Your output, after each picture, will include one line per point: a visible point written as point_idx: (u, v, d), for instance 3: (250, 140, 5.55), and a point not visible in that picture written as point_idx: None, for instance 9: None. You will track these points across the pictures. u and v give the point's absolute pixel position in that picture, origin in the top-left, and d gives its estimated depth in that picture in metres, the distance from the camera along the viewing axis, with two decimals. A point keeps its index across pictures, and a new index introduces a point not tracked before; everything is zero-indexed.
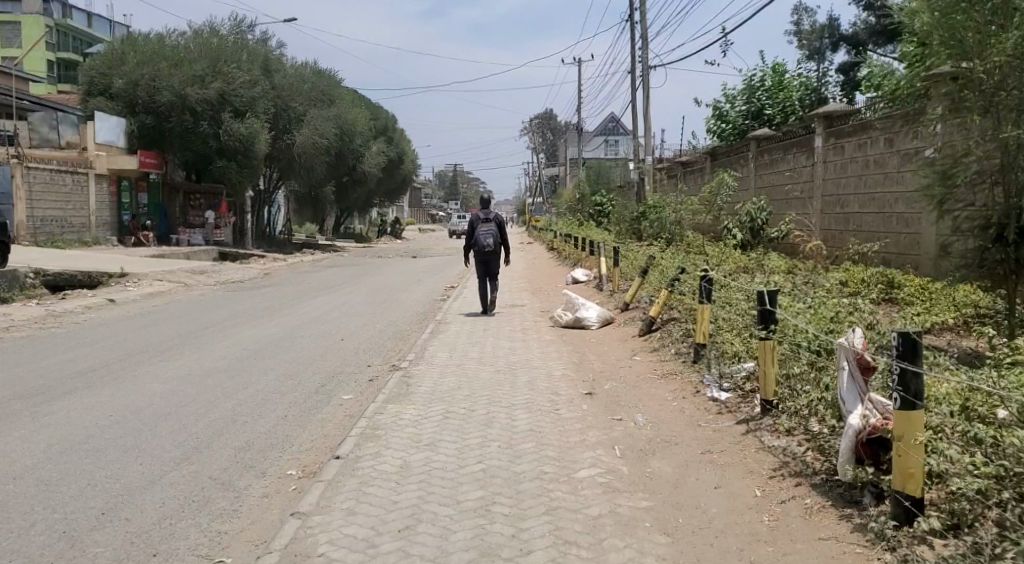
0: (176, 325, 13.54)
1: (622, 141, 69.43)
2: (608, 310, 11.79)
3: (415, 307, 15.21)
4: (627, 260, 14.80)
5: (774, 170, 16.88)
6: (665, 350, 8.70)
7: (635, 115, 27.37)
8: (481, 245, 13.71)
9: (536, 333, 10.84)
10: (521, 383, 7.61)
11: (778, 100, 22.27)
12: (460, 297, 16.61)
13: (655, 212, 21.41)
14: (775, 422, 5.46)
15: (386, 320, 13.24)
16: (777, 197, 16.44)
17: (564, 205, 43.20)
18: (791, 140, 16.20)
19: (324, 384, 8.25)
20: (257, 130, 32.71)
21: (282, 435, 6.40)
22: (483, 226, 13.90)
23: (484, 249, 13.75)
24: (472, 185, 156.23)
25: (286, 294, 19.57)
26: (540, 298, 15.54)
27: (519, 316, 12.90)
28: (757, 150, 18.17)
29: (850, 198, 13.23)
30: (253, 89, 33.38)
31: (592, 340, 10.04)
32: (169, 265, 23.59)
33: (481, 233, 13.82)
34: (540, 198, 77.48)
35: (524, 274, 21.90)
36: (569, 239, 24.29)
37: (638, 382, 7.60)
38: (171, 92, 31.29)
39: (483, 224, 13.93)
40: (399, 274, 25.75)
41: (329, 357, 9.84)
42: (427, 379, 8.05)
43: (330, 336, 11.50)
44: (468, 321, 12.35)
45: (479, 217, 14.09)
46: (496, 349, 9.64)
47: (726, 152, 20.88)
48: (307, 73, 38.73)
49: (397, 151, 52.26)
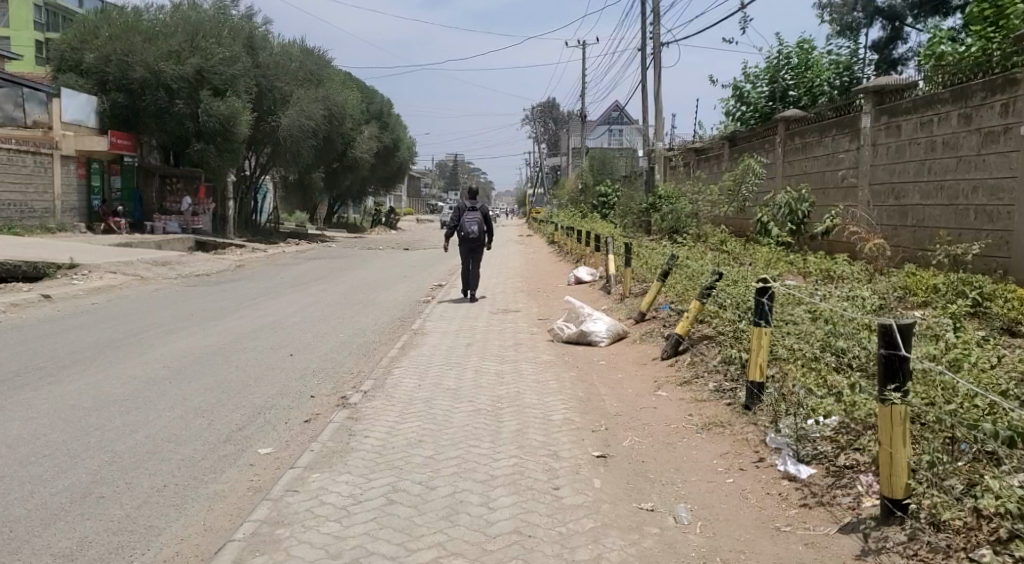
0: (104, 328, 11.38)
1: (626, 130, 67.06)
2: (619, 321, 9.66)
3: (393, 310, 13.03)
4: (641, 257, 12.63)
5: (809, 156, 14.72)
6: (701, 384, 6.54)
7: (645, 97, 25.17)
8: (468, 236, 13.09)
9: (532, 351, 8.67)
10: (504, 435, 5.46)
11: (804, 80, 20.09)
12: (447, 298, 14.44)
13: (669, 203, 19.24)
14: (919, 550, 3.36)
15: (355, 328, 11.05)
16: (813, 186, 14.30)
17: (566, 197, 40.96)
18: (830, 121, 14.04)
19: (240, 428, 6.09)
20: (239, 110, 30.48)
21: (143, 525, 4.28)
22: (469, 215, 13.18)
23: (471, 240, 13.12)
24: (473, 174, 153.85)
25: (254, 289, 17.37)
26: (537, 301, 13.38)
27: (513, 324, 10.73)
28: (786, 133, 16.00)
29: (908, 187, 11.06)
30: (233, 67, 31.12)
31: (603, 364, 7.88)
32: (131, 253, 21.51)
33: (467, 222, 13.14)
34: (541, 188, 75.22)
35: (523, 271, 19.80)
36: (572, 231, 22.18)
37: (669, 434, 5.45)
38: (145, 68, 29.06)
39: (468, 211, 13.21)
40: (386, 268, 23.62)
41: (265, 382, 7.68)
42: (381, 422, 5.90)
43: (278, 351, 9.32)
44: (449, 331, 10.22)
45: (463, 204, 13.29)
46: (479, 375, 7.49)
47: (749, 135, 18.70)
48: (295, 52, 36.45)
49: (393, 137, 50.01)
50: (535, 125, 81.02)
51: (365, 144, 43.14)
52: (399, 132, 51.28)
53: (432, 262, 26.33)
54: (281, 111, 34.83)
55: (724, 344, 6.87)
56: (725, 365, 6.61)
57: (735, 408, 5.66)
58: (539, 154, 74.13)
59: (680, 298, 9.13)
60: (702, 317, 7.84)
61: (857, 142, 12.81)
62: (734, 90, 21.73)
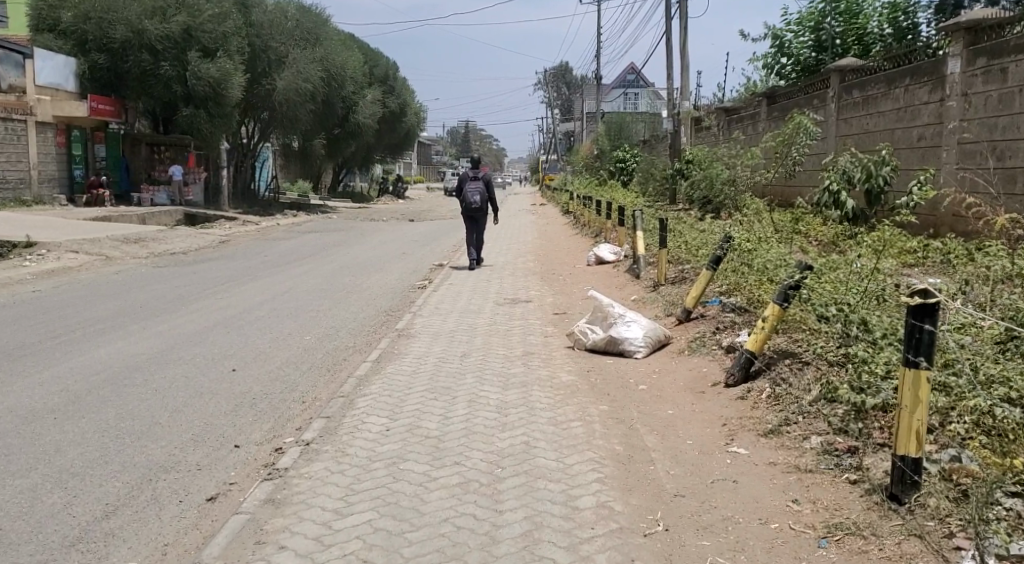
0: (28, 324, 9.32)
1: (642, 93, 64.34)
2: (659, 322, 7.58)
3: (380, 300, 10.95)
4: (679, 236, 10.45)
5: (876, 111, 12.46)
6: (797, 436, 4.46)
7: (670, 52, 22.73)
8: (470, 206, 13.20)
9: (547, 368, 6.54)
10: (502, 551, 3.38)
11: (852, 29, 17.72)
12: (446, 282, 12.34)
13: (702, 169, 17.01)
14: None
15: (329, 327, 8.94)
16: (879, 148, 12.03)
17: (581, 163, 38.67)
18: (903, 68, 11.74)
19: (106, 518, 4.03)
20: (230, 72, 28.10)
21: None
22: (472, 185, 13.32)
23: (472, 208, 13.26)
24: (484, 141, 151.00)
25: (231, 270, 15.27)
26: (552, 289, 11.26)
27: (524, 323, 8.60)
28: (843, 87, 13.67)
29: (1017, 147, 8.83)
30: (224, 25, 28.66)
31: (643, 391, 5.77)
32: (104, 229, 19.44)
33: (470, 191, 13.26)
34: (555, 153, 72.73)
35: (535, 247, 17.69)
36: (588, 202, 20.00)
37: (771, 544, 3.39)
38: (127, 27, 26.62)
39: (472, 182, 13.34)
40: (384, 244, 21.51)
41: (185, 420, 5.62)
42: (316, 512, 3.86)
43: (221, 364, 7.20)
44: (442, 334, 8.15)
45: (468, 173, 13.39)
46: (473, 411, 5.38)
47: (793, 91, 16.39)
48: (291, 9, 34.00)
49: (398, 101, 47.59)
50: (546, 89, 78.19)
51: (368, 109, 40.84)
52: (406, 97, 48.75)
53: (435, 236, 24.22)
54: (277, 74, 32.57)
55: (827, 372, 4.84)
56: (831, 407, 4.54)
57: (872, 496, 3.62)
58: (551, 119, 71.49)
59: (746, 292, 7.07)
60: (782, 326, 5.73)
61: (942, 93, 10.55)
62: (773, 41, 19.37)
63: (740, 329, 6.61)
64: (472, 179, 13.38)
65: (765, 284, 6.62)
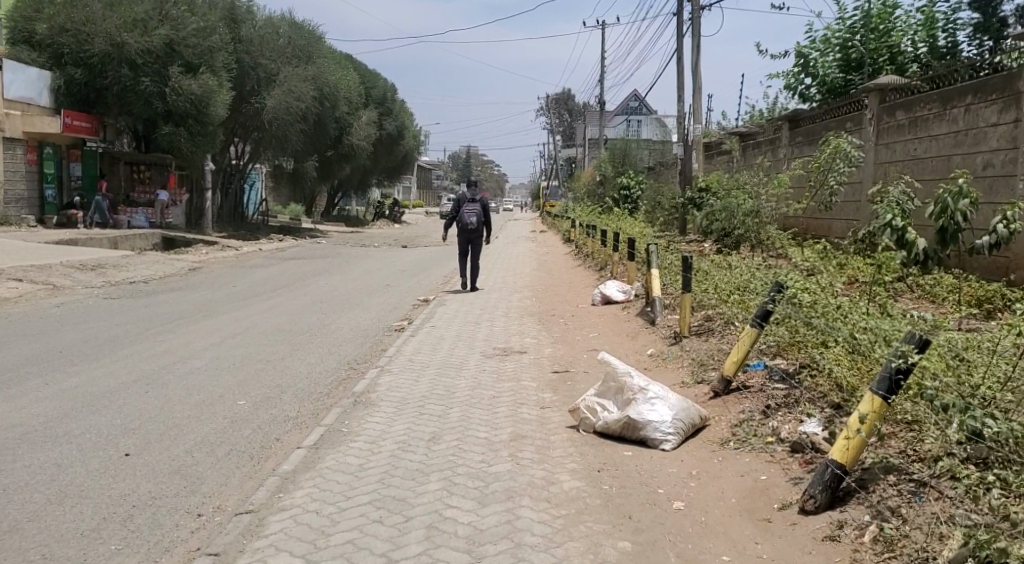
0: None
1: (644, 120, 62.93)
2: (695, 399, 5.90)
3: (345, 347, 9.18)
4: (705, 278, 8.74)
5: (926, 134, 10.87)
6: None
7: (682, 73, 21.17)
8: (467, 229, 11.62)
9: (541, 464, 4.80)
10: None
11: (884, 47, 16.15)
12: (429, 323, 10.60)
13: (720, 198, 15.35)
14: None
15: (276, 387, 7.17)
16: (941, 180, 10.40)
17: (583, 190, 37.01)
18: (963, 85, 10.15)
19: None
20: (214, 89, 26.20)
21: None
22: (470, 206, 11.72)
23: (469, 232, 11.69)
24: (485, 167, 149.78)
25: (189, 304, 13.47)
26: (552, 335, 9.55)
27: (516, 386, 6.86)
28: (887, 109, 12.08)
29: None
30: (209, 39, 26.82)
31: (677, 514, 4.06)
32: (63, 255, 17.72)
33: (467, 212, 11.66)
34: (556, 180, 71.12)
35: (534, 281, 15.96)
36: (591, 232, 18.35)
37: None
38: (105, 40, 24.61)
39: (470, 203, 11.74)
40: (369, 273, 19.76)
41: (19, 547, 3.91)
42: None
43: (113, 445, 5.44)
44: (412, 401, 6.43)
45: (466, 194, 11.79)
46: (431, 549, 3.68)
47: (823, 114, 14.77)
48: (282, 25, 32.56)
49: (396, 124, 46.01)
50: (548, 115, 76.83)
51: (362, 131, 39.30)
52: (404, 120, 47.25)
53: (427, 265, 22.49)
54: (266, 92, 31.13)
55: (979, 524, 3.19)
56: None
57: None
58: (554, 147, 69.99)
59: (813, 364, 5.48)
60: (891, 426, 4.03)
61: (1017, 113, 8.94)
62: (795, 60, 17.81)
63: (807, 421, 4.94)
64: (469, 200, 11.81)
65: (844, 360, 4.95)
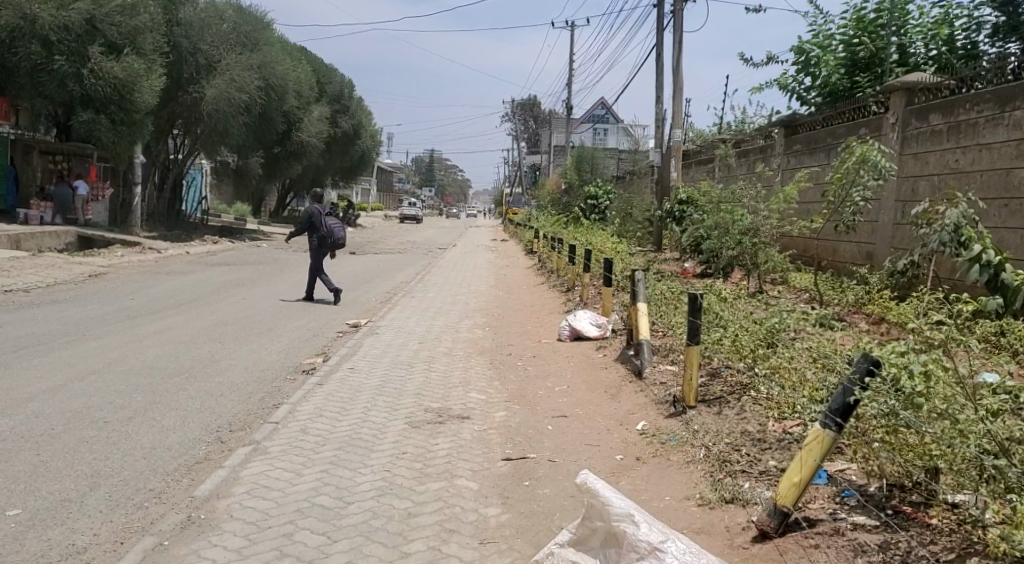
0: None
1: (611, 130, 60.90)
2: (732, 549, 3.67)
3: (223, 400, 6.74)
4: (713, 323, 6.52)
5: (975, 143, 8.81)
6: None
7: (662, 71, 19.00)
8: (337, 242, 11.51)
9: None
10: None
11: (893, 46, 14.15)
12: (349, 362, 8.21)
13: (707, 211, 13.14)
14: None
15: (83, 481, 4.74)
16: (1002, 204, 8.33)
17: (547, 197, 34.80)
18: None
19: None
20: (140, 73, 22.74)
21: None
22: (330, 218, 11.55)
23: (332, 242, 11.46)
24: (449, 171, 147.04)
25: (60, 324, 10.76)
26: (506, 386, 7.25)
27: (447, 490, 4.54)
28: (918, 111, 9.95)
29: None
30: (138, 17, 23.23)
31: None
32: None
33: (331, 224, 11.46)
34: (520, 188, 68.76)
35: (490, 302, 13.60)
36: (557, 246, 16.01)
37: None
38: (14, 11, 20.94)
39: (329, 216, 11.55)
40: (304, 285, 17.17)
41: None
42: None
43: None
44: (277, 523, 4.08)
45: (319, 207, 11.53)
46: None
47: (828, 119, 12.67)
48: (226, 9, 29.66)
49: (352, 122, 43.41)
50: (513, 120, 74.49)
51: (312, 127, 36.60)
52: (362, 117, 44.55)
53: (372, 275, 19.95)
54: (205, 80, 28.29)
55: None
56: None
57: None
58: (518, 152, 67.43)
59: (969, 526, 3.27)
60: None
61: None
62: (794, 58, 15.79)
63: None
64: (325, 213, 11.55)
65: None
